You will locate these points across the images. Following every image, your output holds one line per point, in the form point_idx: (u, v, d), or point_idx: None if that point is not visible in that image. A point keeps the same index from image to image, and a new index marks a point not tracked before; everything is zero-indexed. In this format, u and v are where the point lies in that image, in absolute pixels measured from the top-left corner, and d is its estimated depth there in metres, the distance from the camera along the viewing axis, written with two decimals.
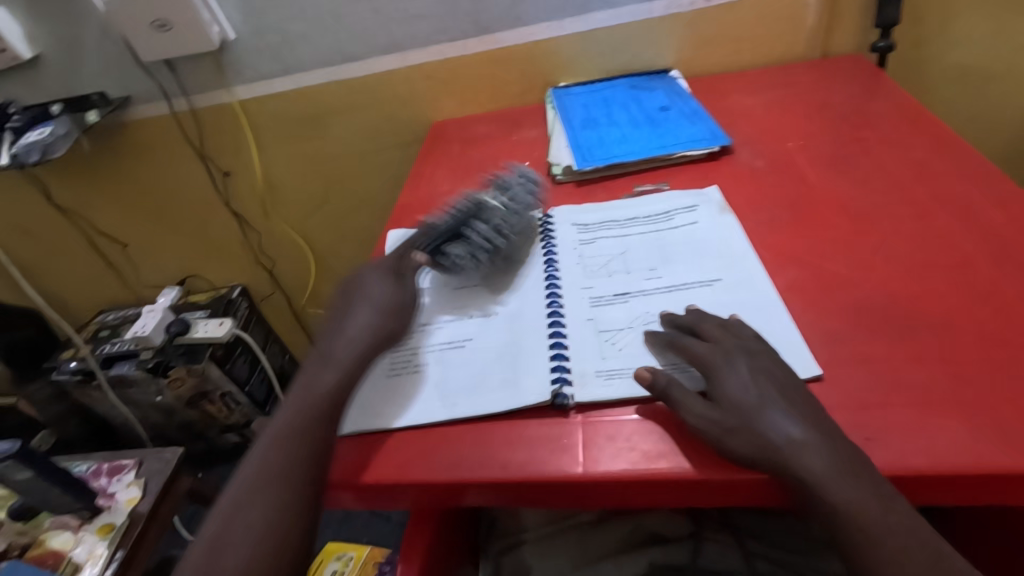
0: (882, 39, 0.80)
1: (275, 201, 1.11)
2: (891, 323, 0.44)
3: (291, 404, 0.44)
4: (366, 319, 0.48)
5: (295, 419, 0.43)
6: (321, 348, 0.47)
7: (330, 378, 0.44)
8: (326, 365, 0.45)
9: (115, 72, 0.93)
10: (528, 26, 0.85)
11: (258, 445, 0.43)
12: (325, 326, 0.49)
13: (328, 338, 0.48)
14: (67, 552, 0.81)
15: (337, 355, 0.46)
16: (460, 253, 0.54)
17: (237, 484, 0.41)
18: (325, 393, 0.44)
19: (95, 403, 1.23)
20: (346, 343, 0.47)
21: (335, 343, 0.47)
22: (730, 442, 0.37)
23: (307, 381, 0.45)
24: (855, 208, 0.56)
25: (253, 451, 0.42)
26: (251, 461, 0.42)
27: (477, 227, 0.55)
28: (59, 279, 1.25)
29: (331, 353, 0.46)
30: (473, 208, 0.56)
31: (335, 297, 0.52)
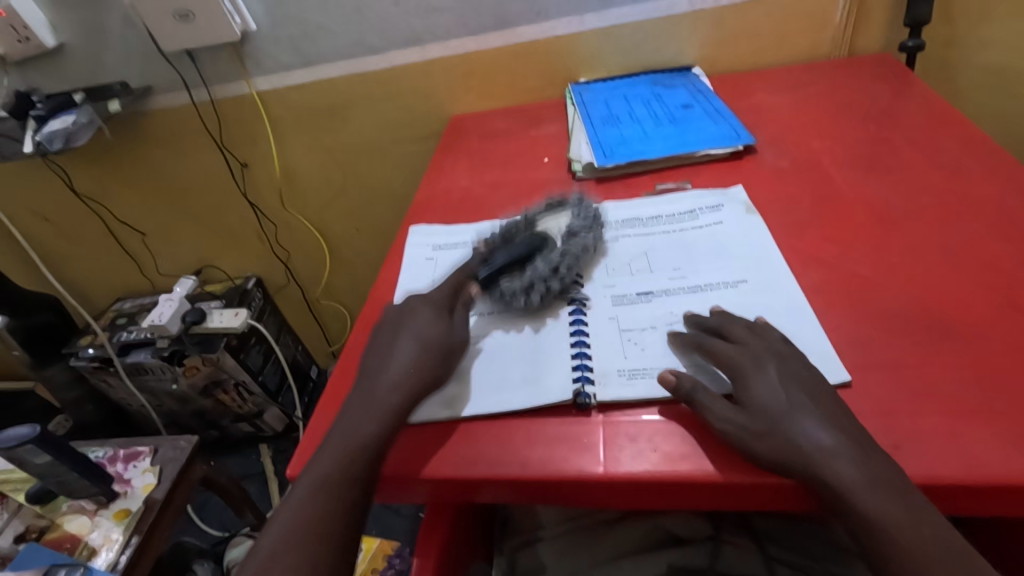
0: (911, 38, 0.78)
1: (292, 193, 1.11)
2: (920, 329, 0.43)
3: (329, 450, 0.41)
4: (407, 360, 0.45)
5: (340, 470, 0.40)
6: (362, 390, 0.44)
7: (373, 429, 0.42)
8: (370, 410, 0.43)
9: (137, 61, 0.94)
10: (549, 21, 0.85)
11: (295, 490, 0.40)
12: (370, 362, 0.46)
13: (371, 378, 0.45)
14: (84, 536, 0.82)
15: (380, 402, 0.43)
16: (514, 286, 0.51)
17: (276, 532, 0.39)
18: (365, 442, 0.41)
19: (111, 389, 1.24)
20: (390, 385, 0.44)
21: (378, 384, 0.44)
22: (757, 446, 0.37)
23: (347, 426, 0.42)
24: (884, 210, 0.55)
25: (291, 493, 0.40)
26: (288, 507, 0.40)
27: (539, 261, 0.53)
28: (78, 267, 1.27)
29: (373, 399, 0.43)
30: (535, 240, 0.55)
31: (387, 326, 0.49)
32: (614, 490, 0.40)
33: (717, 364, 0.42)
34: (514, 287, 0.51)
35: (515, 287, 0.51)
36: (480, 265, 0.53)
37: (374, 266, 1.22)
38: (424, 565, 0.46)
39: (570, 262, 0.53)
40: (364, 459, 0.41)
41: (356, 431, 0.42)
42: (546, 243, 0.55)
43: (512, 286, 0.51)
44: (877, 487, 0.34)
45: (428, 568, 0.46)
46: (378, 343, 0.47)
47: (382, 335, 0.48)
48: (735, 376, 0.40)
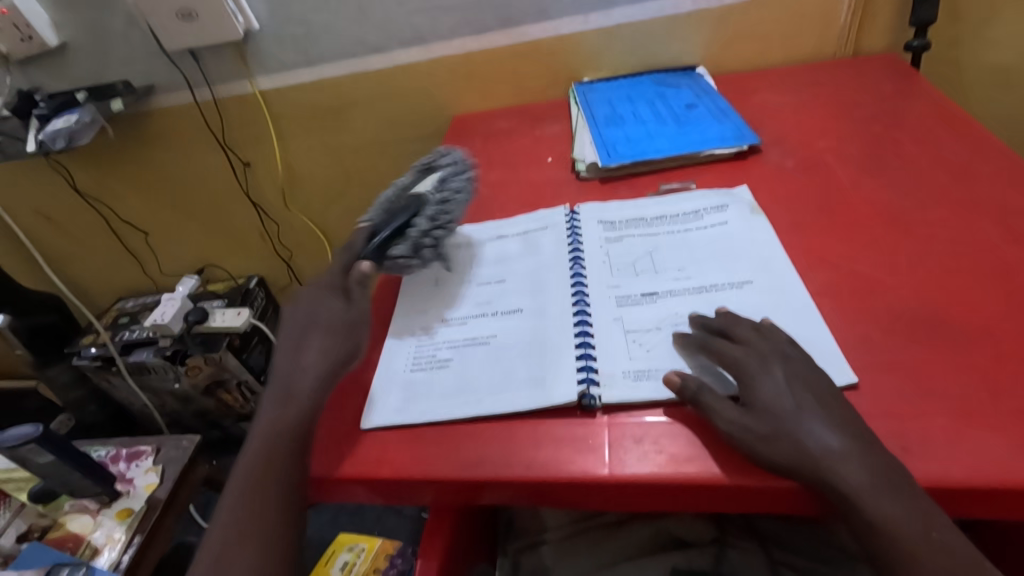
0: (916, 38, 0.78)
1: (294, 192, 1.11)
2: (928, 331, 0.43)
3: (258, 437, 0.44)
4: (319, 347, 0.47)
5: (267, 453, 0.43)
6: (277, 378, 0.46)
7: (294, 410, 0.44)
8: (291, 393, 0.45)
9: (140, 60, 0.94)
10: (553, 20, 0.85)
11: (231, 484, 0.43)
12: (280, 354, 0.48)
13: (285, 370, 0.47)
14: (87, 535, 0.82)
15: (298, 388, 0.45)
16: (400, 252, 0.53)
17: (221, 525, 0.41)
18: (291, 426, 0.43)
19: (114, 389, 1.24)
20: (305, 371, 0.46)
21: (293, 373, 0.46)
22: (764, 449, 0.36)
23: (273, 411, 0.45)
24: (890, 210, 0.55)
25: (229, 487, 0.43)
26: (226, 502, 0.42)
27: (416, 221, 0.55)
28: (80, 266, 1.27)
29: (293, 383, 0.45)
30: (407, 203, 0.56)
31: (288, 322, 0.49)
32: (620, 492, 0.40)
33: (723, 366, 0.41)
34: (400, 254, 0.53)
35: (405, 256, 0.53)
36: (365, 239, 0.54)
37: None
38: (427, 567, 0.46)
39: (440, 216, 0.56)
40: (291, 441, 0.43)
41: (280, 416, 0.44)
42: (416, 205, 0.56)
43: (402, 254, 0.53)
44: (885, 491, 0.34)
45: (431, 569, 0.46)
46: (289, 334, 0.48)
47: (287, 329, 0.49)
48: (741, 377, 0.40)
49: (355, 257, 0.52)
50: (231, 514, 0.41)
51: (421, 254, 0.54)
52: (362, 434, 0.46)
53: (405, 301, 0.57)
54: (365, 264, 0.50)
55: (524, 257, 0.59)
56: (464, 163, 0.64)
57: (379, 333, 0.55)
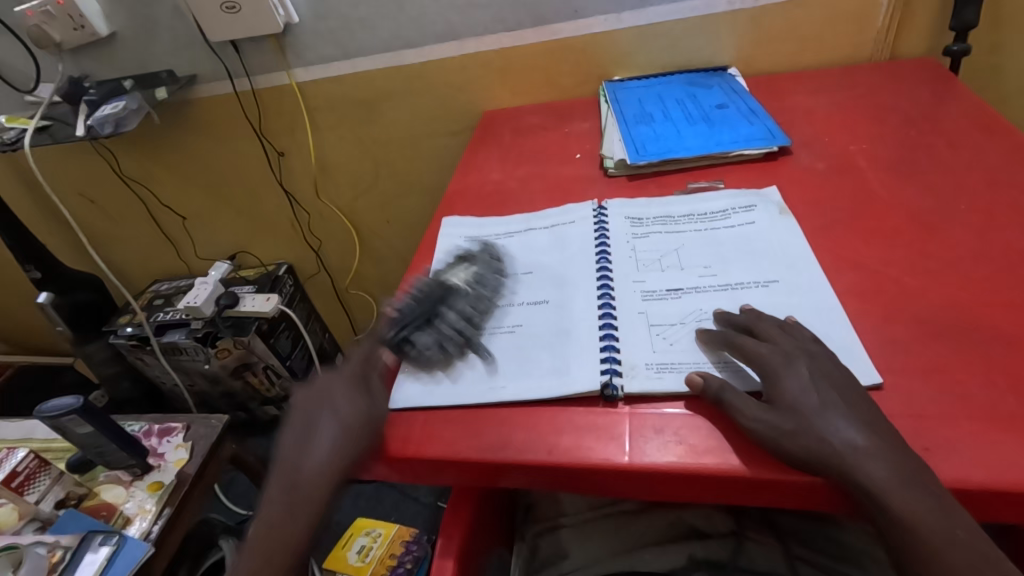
0: (957, 43, 0.77)
1: (326, 182, 1.13)
2: (954, 334, 0.43)
3: (260, 527, 0.42)
4: (326, 447, 0.43)
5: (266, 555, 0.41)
6: (281, 471, 0.43)
7: (304, 517, 0.41)
8: (287, 508, 0.42)
9: (184, 50, 0.97)
10: (586, 18, 0.85)
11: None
12: (287, 437, 0.45)
13: (291, 458, 0.43)
14: (119, 505, 0.86)
15: (307, 484, 0.42)
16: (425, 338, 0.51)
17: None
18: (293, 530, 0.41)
19: (147, 367, 1.29)
20: (309, 473, 0.42)
21: (295, 470, 0.43)
22: (785, 442, 0.37)
23: (272, 523, 0.42)
24: (922, 215, 0.55)
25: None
26: None
27: (450, 313, 0.53)
28: (120, 249, 1.32)
29: (294, 491, 0.42)
30: (438, 291, 0.54)
31: (296, 409, 0.46)
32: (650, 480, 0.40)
33: (747, 361, 0.42)
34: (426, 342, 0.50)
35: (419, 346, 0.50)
36: (388, 327, 0.52)
37: (401, 257, 1.24)
38: (448, 545, 0.47)
39: (471, 312, 0.53)
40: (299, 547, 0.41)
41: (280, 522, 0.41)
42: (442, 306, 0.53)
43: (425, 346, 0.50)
44: (910, 489, 0.34)
45: (451, 548, 0.47)
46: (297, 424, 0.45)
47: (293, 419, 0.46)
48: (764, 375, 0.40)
49: (376, 345, 0.51)
50: None
51: (445, 349, 0.50)
52: (392, 414, 0.47)
53: None
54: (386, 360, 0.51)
55: (551, 250, 0.60)
56: (497, 257, 0.60)
57: None
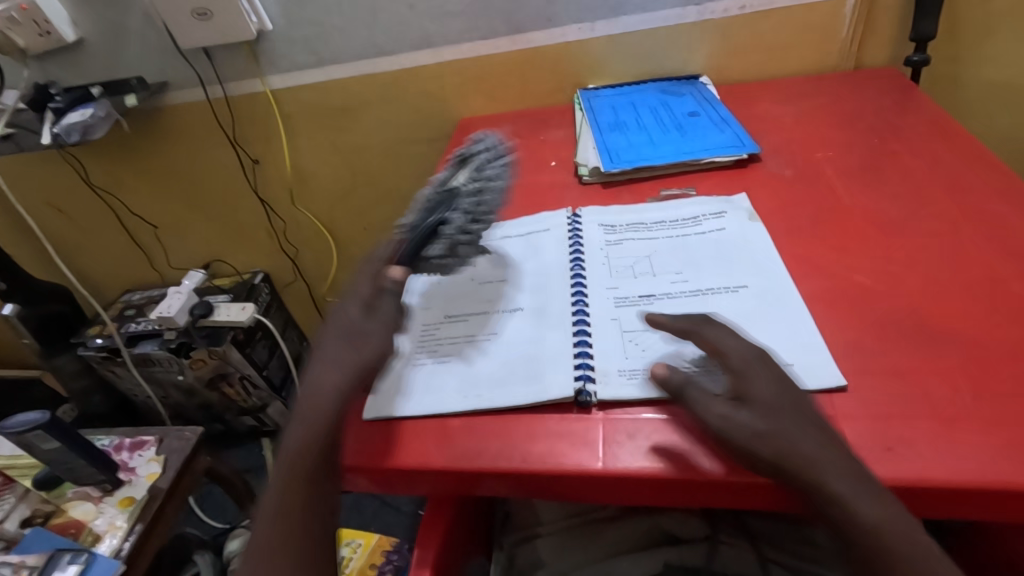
0: (917, 53, 0.79)
1: (302, 189, 1.12)
2: (913, 337, 0.44)
3: (304, 408, 0.45)
4: (364, 329, 0.47)
5: (312, 436, 0.44)
6: (323, 343, 0.47)
7: (338, 378, 0.45)
8: (333, 372, 0.45)
9: (154, 57, 0.96)
10: (560, 27, 0.86)
11: (288, 446, 0.45)
12: (323, 328, 0.48)
13: (330, 342, 0.47)
14: (88, 522, 0.83)
15: (348, 356, 0.46)
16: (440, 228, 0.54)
17: (278, 488, 0.44)
18: (335, 398, 0.44)
19: (118, 379, 1.26)
20: (355, 346, 0.46)
21: (339, 345, 0.46)
22: (752, 445, 0.37)
23: (315, 388, 0.45)
24: (884, 221, 0.56)
25: (285, 453, 0.44)
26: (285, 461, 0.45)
27: (454, 213, 0.54)
28: (90, 258, 1.29)
29: (336, 357, 0.46)
30: (443, 197, 0.55)
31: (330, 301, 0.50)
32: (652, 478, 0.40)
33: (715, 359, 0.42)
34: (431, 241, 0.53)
35: (438, 245, 0.53)
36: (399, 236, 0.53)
37: None
38: (423, 556, 0.47)
39: (476, 210, 0.55)
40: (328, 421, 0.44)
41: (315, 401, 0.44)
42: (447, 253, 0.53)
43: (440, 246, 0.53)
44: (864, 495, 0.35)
45: (427, 558, 0.47)
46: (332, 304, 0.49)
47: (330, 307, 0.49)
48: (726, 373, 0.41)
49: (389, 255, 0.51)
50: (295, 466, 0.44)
51: (455, 254, 0.53)
52: (367, 424, 0.47)
53: (409, 298, 0.58)
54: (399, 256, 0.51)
55: (525, 257, 0.60)
56: (500, 152, 0.64)
57: None
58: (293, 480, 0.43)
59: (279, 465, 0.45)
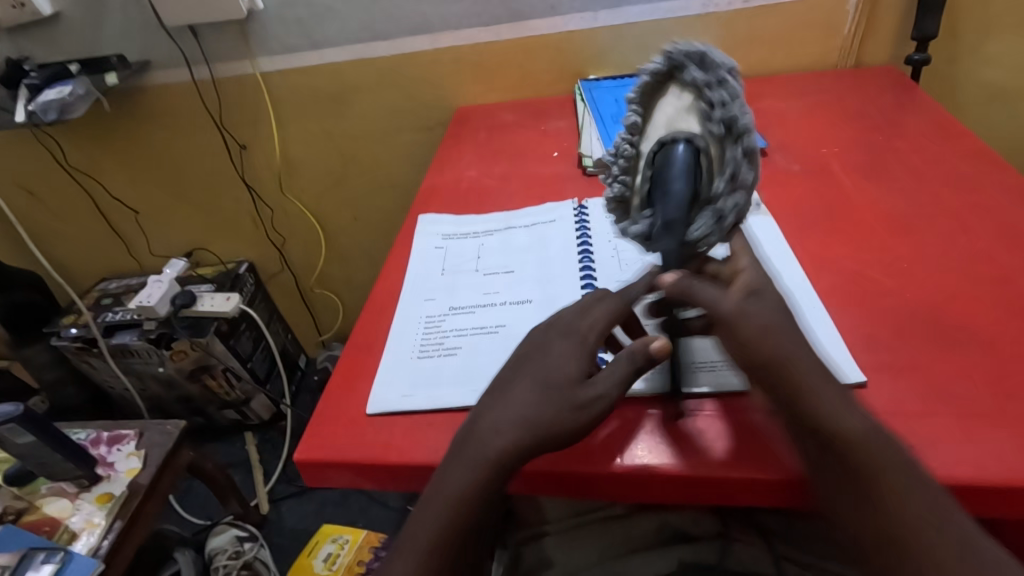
0: (918, 52, 0.79)
1: (291, 177, 1.09)
2: (929, 333, 0.44)
3: (498, 435, 0.38)
4: (614, 366, 0.39)
5: (489, 473, 0.38)
6: (543, 368, 0.40)
7: (565, 419, 0.38)
8: (536, 404, 0.39)
9: (137, 34, 0.92)
10: (562, 16, 0.85)
11: (451, 468, 0.38)
12: (562, 356, 0.40)
13: (557, 373, 0.40)
14: (64, 520, 0.79)
15: (575, 392, 0.39)
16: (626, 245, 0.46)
17: (427, 514, 0.38)
18: (553, 440, 0.38)
19: (94, 371, 1.21)
20: (590, 387, 0.39)
21: (568, 377, 0.39)
22: (735, 322, 0.38)
23: (536, 421, 0.38)
24: (893, 217, 0.56)
25: (446, 478, 0.38)
26: (439, 489, 0.38)
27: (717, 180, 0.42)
28: (64, 245, 1.23)
29: (564, 391, 0.39)
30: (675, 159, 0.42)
31: (592, 326, 0.42)
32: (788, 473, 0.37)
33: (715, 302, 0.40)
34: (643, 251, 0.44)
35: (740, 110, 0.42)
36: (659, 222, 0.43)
37: (371, 257, 1.21)
38: None
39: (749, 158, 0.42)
40: (503, 466, 0.38)
41: (488, 439, 0.38)
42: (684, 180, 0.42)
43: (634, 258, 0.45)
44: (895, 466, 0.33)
45: None
46: (579, 331, 0.41)
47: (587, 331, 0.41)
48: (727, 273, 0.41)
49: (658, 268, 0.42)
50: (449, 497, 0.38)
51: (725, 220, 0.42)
52: (371, 419, 0.45)
53: (412, 288, 0.57)
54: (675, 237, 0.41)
55: (531, 248, 0.59)
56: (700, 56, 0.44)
57: (384, 319, 0.54)
58: (449, 504, 0.38)
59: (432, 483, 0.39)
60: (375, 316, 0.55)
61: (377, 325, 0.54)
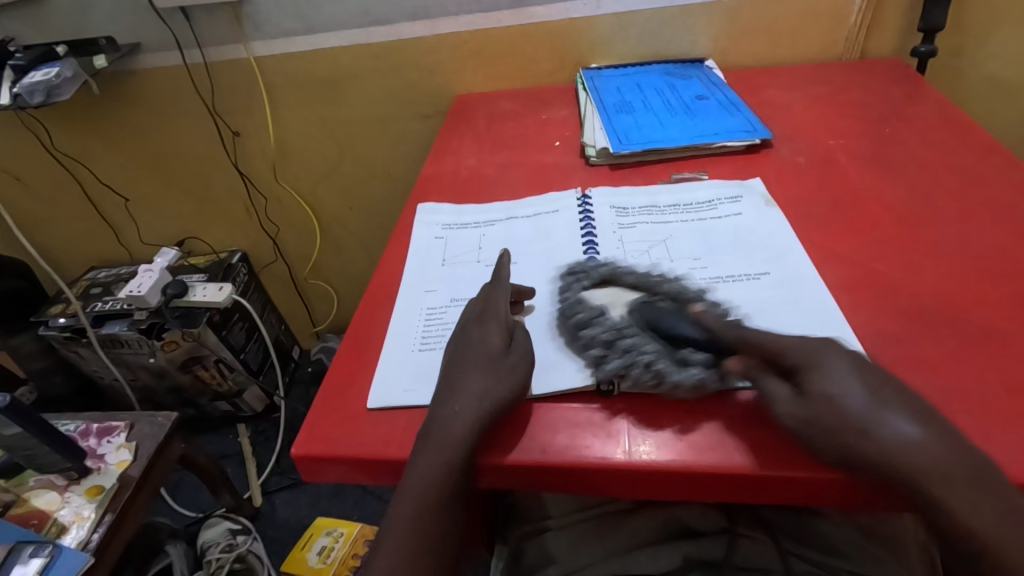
0: (924, 44, 0.79)
1: (285, 165, 1.07)
2: (941, 328, 0.43)
3: (463, 412, 0.40)
4: (523, 344, 0.44)
5: (462, 448, 0.39)
6: (470, 349, 0.43)
7: (505, 388, 0.41)
8: (475, 380, 0.41)
9: (127, 15, 0.89)
10: (564, 3, 0.83)
11: (425, 450, 0.39)
12: (482, 340, 0.44)
13: (483, 350, 0.43)
14: (53, 513, 0.78)
15: (505, 364, 0.42)
16: (664, 364, 0.40)
17: (410, 496, 0.39)
18: (496, 409, 0.40)
19: (83, 361, 1.19)
20: (515, 358, 0.43)
21: (494, 353, 0.43)
22: (846, 395, 0.34)
23: (482, 394, 0.40)
24: (902, 210, 0.55)
25: (422, 459, 0.39)
26: (418, 472, 0.39)
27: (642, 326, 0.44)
28: (52, 232, 1.21)
29: (497, 365, 0.42)
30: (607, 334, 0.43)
31: (499, 312, 0.46)
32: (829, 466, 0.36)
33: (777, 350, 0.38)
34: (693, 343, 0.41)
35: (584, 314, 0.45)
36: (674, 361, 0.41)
37: (366, 248, 1.19)
38: None
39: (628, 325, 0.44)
40: (471, 442, 0.39)
41: (449, 422, 0.39)
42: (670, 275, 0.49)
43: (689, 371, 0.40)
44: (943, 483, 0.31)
45: None
46: (489, 318, 0.46)
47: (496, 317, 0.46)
48: (850, 359, 0.37)
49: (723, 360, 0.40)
50: (429, 479, 0.39)
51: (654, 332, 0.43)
52: (371, 413, 0.44)
53: (412, 279, 0.55)
54: (700, 308, 0.43)
55: (534, 239, 0.58)
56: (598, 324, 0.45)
57: (384, 310, 0.53)
58: (426, 483, 0.39)
59: (410, 467, 0.40)
60: (374, 307, 0.54)
61: (375, 317, 0.53)
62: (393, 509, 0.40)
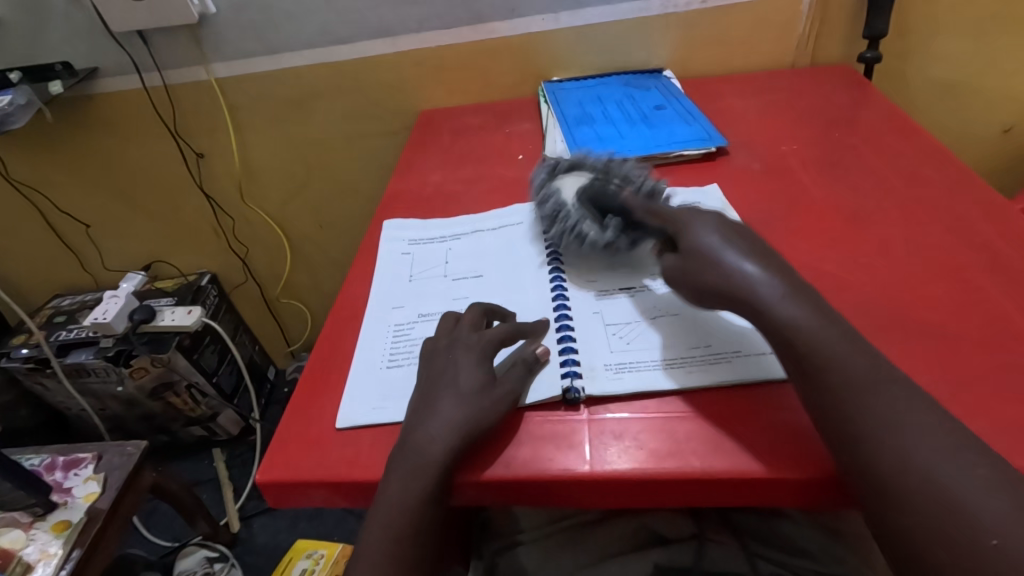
0: (870, 50, 0.82)
1: (252, 185, 1.06)
2: (889, 327, 0.45)
3: (437, 432, 0.40)
4: (517, 378, 0.43)
5: (432, 468, 0.39)
6: (453, 374, 0.43)
7: (491, 417, 0.41)
8: (455, 403, 0.41)
9: (82, 40, 0.88)
10: (523, 18, 0.84)
11: (397, 471, 0.39)
12: (473, 368, 0.43)
13: (472, 377, 0.42)
14: (17, 551, 0.75)
15: (494, 395, 0.42)
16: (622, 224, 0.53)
17: (380, 516, 0.39)
18: (478, 437, 0.40)
19: (48, 392, 1.16)
20: (504, 392, 0.42)
21: (484, 382, 0.42)
22: (703, 248, 0.42)
23: (465, 420, 0.40)
24: (851, 213, 0.57)
25: (393, 480, 0.39)
26: (389, 493, 0.39)
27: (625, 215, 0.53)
28: (11, 261, 1.18)
29: (485, 393, 0.42)
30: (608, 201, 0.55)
31: (493, 339, 0.45)
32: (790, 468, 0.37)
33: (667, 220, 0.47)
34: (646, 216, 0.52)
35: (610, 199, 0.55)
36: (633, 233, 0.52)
37: (338, 265, 1.19)
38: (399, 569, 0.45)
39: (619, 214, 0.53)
40: (441, 463, 0.39)
41: (422, 442, 0.40)
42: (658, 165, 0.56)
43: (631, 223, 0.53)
44: None
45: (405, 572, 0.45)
46: (482, 344, 0.44)
47: (490, 343, 0.44)
48: (720, 223, 0.44)
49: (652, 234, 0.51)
50: (398, 500, 0.39)
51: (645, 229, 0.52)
52: (339, 434, 0.44)
53: (378, 297, 0.55)
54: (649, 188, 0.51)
55: (500, 252, 0.58)
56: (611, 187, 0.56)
57: (349, 331, 0.53)
58: (397, 504, 0.39)
59: (382, 488, 0.40)
60: (338, 328, 0.53)
61: (340, 338, 0.53)
62: (365, 528, 0.40)
